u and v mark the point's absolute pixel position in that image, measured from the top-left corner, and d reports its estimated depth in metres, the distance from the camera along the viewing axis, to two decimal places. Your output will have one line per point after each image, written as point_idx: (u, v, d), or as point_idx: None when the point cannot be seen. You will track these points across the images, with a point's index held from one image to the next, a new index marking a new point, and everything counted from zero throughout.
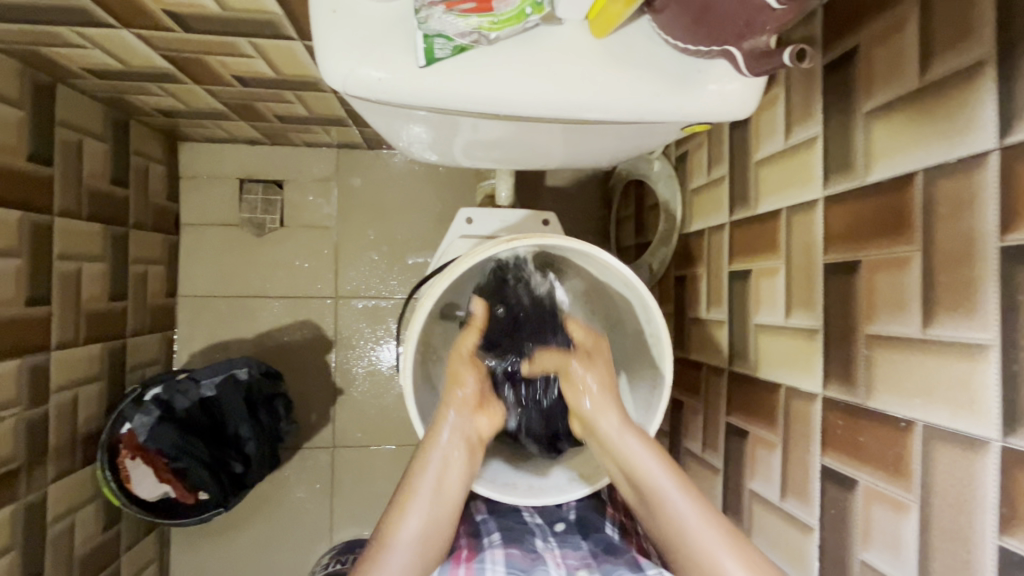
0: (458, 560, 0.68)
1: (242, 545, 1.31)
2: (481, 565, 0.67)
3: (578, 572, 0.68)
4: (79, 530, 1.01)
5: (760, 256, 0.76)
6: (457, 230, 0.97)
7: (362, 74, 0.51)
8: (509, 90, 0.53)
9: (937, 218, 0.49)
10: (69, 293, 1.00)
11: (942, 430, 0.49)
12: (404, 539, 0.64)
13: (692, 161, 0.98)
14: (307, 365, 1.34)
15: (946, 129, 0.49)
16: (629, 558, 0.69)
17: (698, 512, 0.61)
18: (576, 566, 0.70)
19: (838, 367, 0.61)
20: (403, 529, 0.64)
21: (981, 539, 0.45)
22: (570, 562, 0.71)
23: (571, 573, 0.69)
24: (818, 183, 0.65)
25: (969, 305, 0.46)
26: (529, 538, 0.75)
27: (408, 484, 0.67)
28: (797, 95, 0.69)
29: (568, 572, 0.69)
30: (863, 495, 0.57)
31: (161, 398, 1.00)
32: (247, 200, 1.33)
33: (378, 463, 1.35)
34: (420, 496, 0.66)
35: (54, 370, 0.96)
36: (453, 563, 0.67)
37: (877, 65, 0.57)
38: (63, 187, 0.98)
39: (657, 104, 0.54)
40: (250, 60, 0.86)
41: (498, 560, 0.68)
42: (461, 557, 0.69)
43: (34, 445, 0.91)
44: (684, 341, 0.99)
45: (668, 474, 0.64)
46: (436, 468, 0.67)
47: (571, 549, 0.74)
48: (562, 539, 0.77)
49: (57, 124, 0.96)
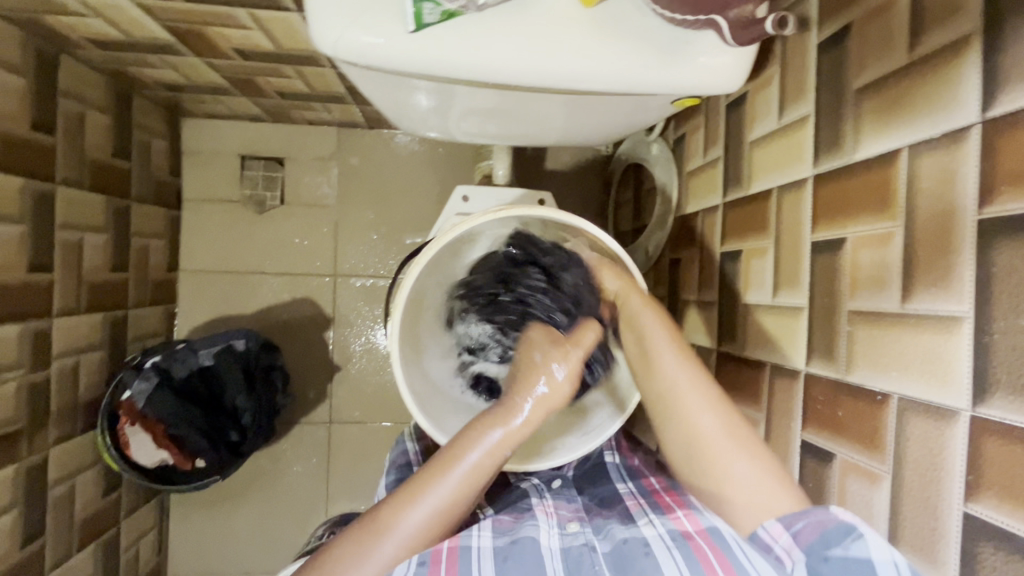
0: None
1: (240, 515, 1.34)
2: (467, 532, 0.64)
3: (569, 525, 0.69)
4: (79, 493, 1.03)
5: (752, 236, 0.77)
6: (452, 207, 0.97)
7: (353, 40, 0.52)
8: (497, 59, 0.53)
9: (921, 192, 0.50)
10: (71, 262, 1.01)
11: (915, 402, 0.49)
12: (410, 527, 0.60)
13: (689, 143, 0.98)
14: (305, 341, 1.35)
15: (932, 105, 0.49)
16: (622, 510, 0.71)
17: (689, 374, 0.66)
18: (568, 518, 0.71)
19: (821, 345, 0.62)
20: (416, 512, 0.60)
21: (947, 506, 0.46)
22: (562, 514, 0.72)
23: (562, 525, 0.69)
24: (809, 161, 0.65)
25: (946, 279, 0.47)
26: (523, 500, 0.75)
27: (419, 485, 0.62)
28: (792, 74, 0.69)
29: (561, 523, 0.70)
30: (840, 468, 0.58)
31: (161, 366, 1.02)
32: (248, 176, 1.35)
33: (373, 440, 1.37)
34: (442, 489, 0.62)
35: (55, 337, 0.97)
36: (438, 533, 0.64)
37: (869, 42, 0.57)
38: (65, 157, 0.99)
39: (647, 74, 0.55)
40: (250, 32, 0.86)
41: (485, 526, 0.66)
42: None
43: (35, 410, 0.93)
44: (675, 323, 1.00)
45: (673, 342, 0.69)
46: (475, 460, 0.64)
47: (565, 501, 0.76)
48: (557, 493, 0.78)
49: (61, 94, 0.98)
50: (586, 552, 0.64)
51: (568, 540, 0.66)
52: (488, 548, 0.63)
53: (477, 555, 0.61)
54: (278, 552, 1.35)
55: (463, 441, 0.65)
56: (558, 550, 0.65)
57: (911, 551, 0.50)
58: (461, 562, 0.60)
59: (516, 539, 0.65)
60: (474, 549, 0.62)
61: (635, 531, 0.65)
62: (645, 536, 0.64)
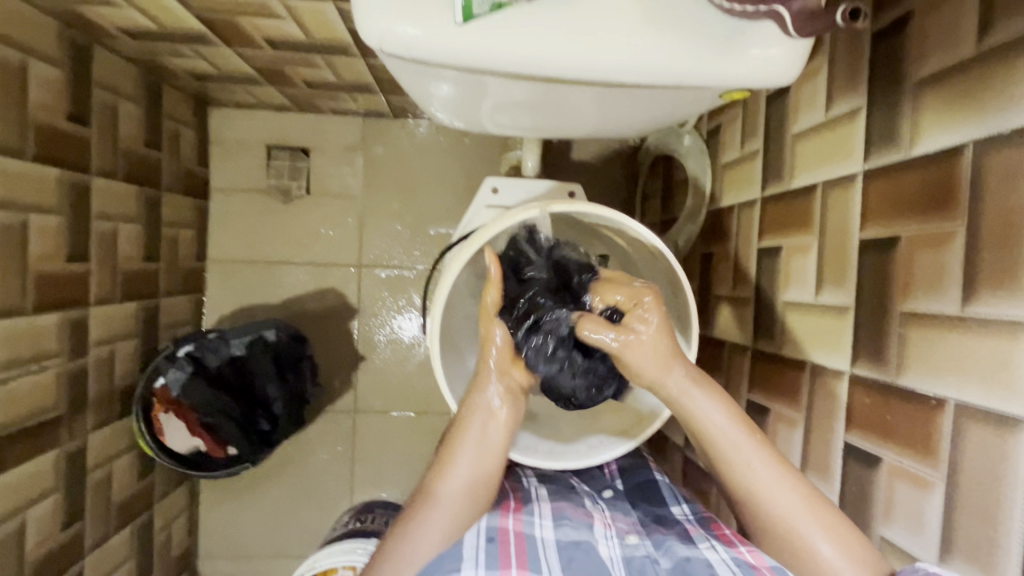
0: (506, 509, 0.67)
1: (267, 500, 1.36)
2: (530, 520, 0.66)
3: (629, 536, 0.66)
4: (116, 477, 1.06)
5: (792, 232, 0.75)
6: (482, 199, 0.96)
7: (398, 32, 0.51)
8: (543, 51, 0.52)
9: (987, 191, 0.48)
10: (106, 251, 1.03)
11: (975, 409, 0.48)
12: (449, 494, 0.65)
13: (725, 135, 0.95)
14: (331, 331, 1.36)
15: (1001, 100, 0.47)
16: (680, 530, 0.68)
17: (776, 471, 0.59)
18: (625, 530, 0.68)
19: (868, 346, 0.60)
20: (452, 480, 0.65)
21: (1009, 517, 0.45)
22: (620, 526, 0.69)
23: (622, 536, 0.67)
24: (859, 156, 0.63)
25: (1014, 282, 0.45)
26: (578, 497, 0.74)
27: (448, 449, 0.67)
28: (842, 65, 0.66)
29: (619, 534, 0.67)
30: (887, 473, 0.57)
31: (193, 355, 1.03)
32: (274, 166, 1.35)
33: (397, 430, 1.39)
34: (463, 455, 0.66)
35: (92, 325, 0.99)
36: (502, 512, 0.66)
37: (932, 32, 0.55)
38: (99, 147, 1.00)
39: (698, 67, 0.54)
40: (283, 22, 0.86)
41: (546, 515, 0.67)
42: (509, 507, 0.68)
43: (74, 396, 0.95)
44: (707, 319, 0.99)
45: (745, 434, 0.61)
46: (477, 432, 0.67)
47: (621, 514, 0.73)
48: (612, 504, 0.76)
49: (95, 85, 0.98)
50: (648, 564, 0.61)
51: (630, 550, 0.63)
52: (551, 539, 0.63)
53: (542, 545, 0.61)
54: (304, 537, 1.37)
55: (469, 411, 0.68)
56: (619, 560, 0.62)
57: (965, 561, 0.49)
58: (527, 545, 0.61)
59: (578, 540, 0.63)
60: (538, 540, 0.62)
61: (697, 551, 0.61)
62: (707, 558, 0.60)
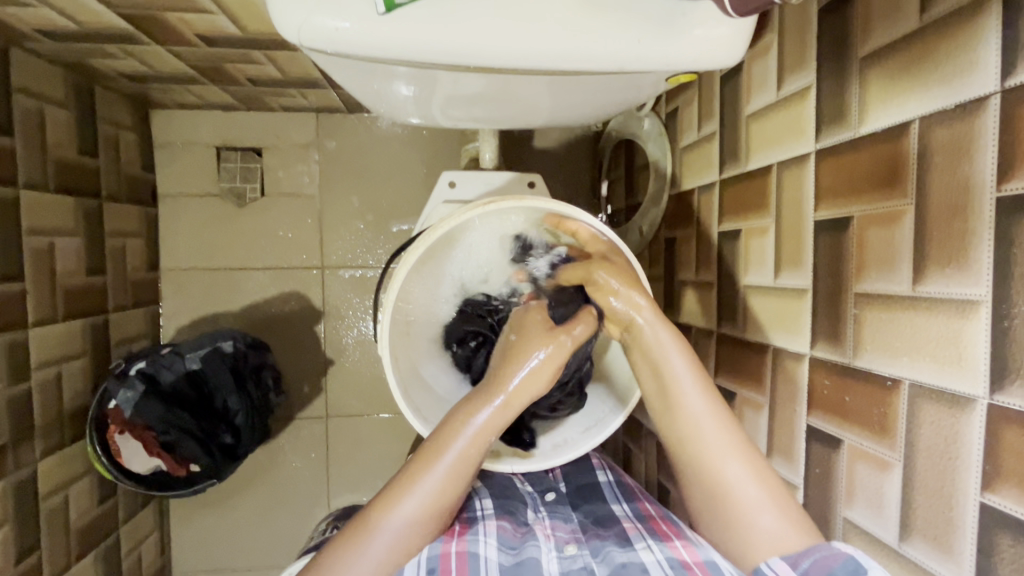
0: (451, 533, 0.68)
1: (240, 513, 1.33)
2: (473, 538, 0.67)
3: (567, 547, 0.69)
4: (74, 502, 1.01)
5: (750, 214, 0.74)
6: (439, 195, 0.93)
7: (319, 24, 0.49)
8: (477, 38, 0.51)
9: (933, 166, 0.47)
10: (42, 269, 0.97)
11: (928, 388, 0.48)
12: (394, 524, 0.62)
13: (683, 117, 0.94)
14: (296, 336, 1.32)
15: (943, 74, 0.46)
16: (618, 532, 0.71)
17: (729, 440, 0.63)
18: (565, 540, 0.71)
19: (826, 327, 0.60)
20: (397, 513, 0.63)
21: (963, 496, 0.45)
22: (559, 536, 0.72)
23: (560, 547, 0.69)
24: (811, 136, 0.62)
25: (962, 261, 0.45)
26: (521, 510, 0.78)
27: (415, 469, 0.65)
28: (792, 42, 0.65)
29: (558, 545, 0.69)
30: (848, 454, 0.57)
31: (145, 372, 0.99)
32: (225, 169, 1.29)
33: (371, 432, 1.36)
34: (422, 483, 0.64)
35: (33, 347, 0.94)
36: (445, 538, 0.66)
37: (876, 7, 0.53)
38: (26, 158, 0.94)
39: (639, 50, 0.53)
40: (214, 17, 0.81)
41: (491, 533, 0.70)
42: (453, 531, 0.68)
43: (18, 422, 0.90)
44: (673, 304, 0.98)
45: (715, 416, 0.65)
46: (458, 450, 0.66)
47: (561, 522, 0.76)
48: (552, 510, 0.79)
49: (16, 91, 0.92)
50: None
51: (568, 564, 0.66)
52: (495, 561, 0.65)
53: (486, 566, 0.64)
54: (282, 547, 1.34)
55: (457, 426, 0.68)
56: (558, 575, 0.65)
57: (924, 541, 0.49)
58: (470, 565, 0.63)
59: (518, 560, 0.66)
60: (481, 559, 0.65)
61: (634, 555, 0.64)
62: (643, 561, 0.63)
